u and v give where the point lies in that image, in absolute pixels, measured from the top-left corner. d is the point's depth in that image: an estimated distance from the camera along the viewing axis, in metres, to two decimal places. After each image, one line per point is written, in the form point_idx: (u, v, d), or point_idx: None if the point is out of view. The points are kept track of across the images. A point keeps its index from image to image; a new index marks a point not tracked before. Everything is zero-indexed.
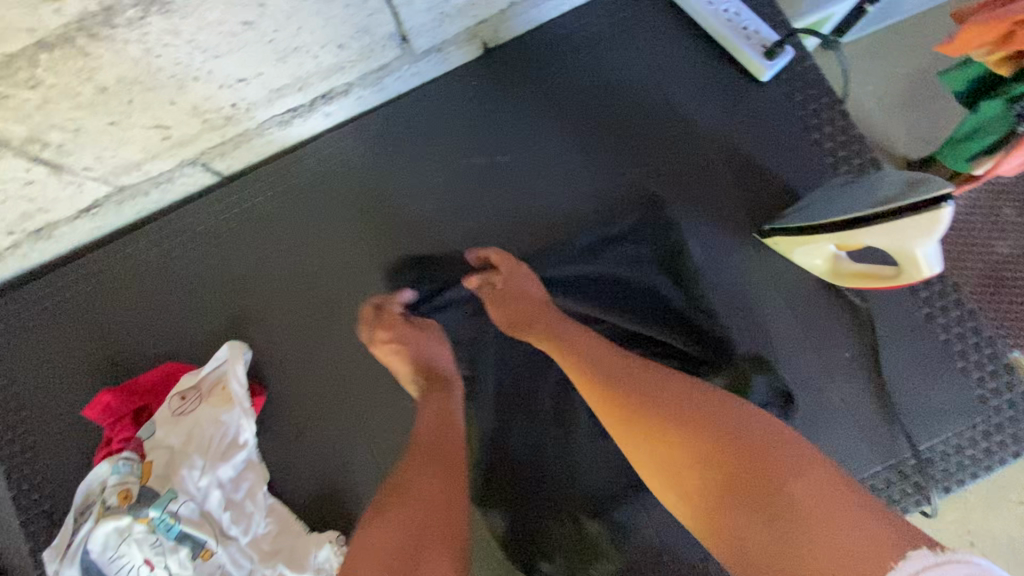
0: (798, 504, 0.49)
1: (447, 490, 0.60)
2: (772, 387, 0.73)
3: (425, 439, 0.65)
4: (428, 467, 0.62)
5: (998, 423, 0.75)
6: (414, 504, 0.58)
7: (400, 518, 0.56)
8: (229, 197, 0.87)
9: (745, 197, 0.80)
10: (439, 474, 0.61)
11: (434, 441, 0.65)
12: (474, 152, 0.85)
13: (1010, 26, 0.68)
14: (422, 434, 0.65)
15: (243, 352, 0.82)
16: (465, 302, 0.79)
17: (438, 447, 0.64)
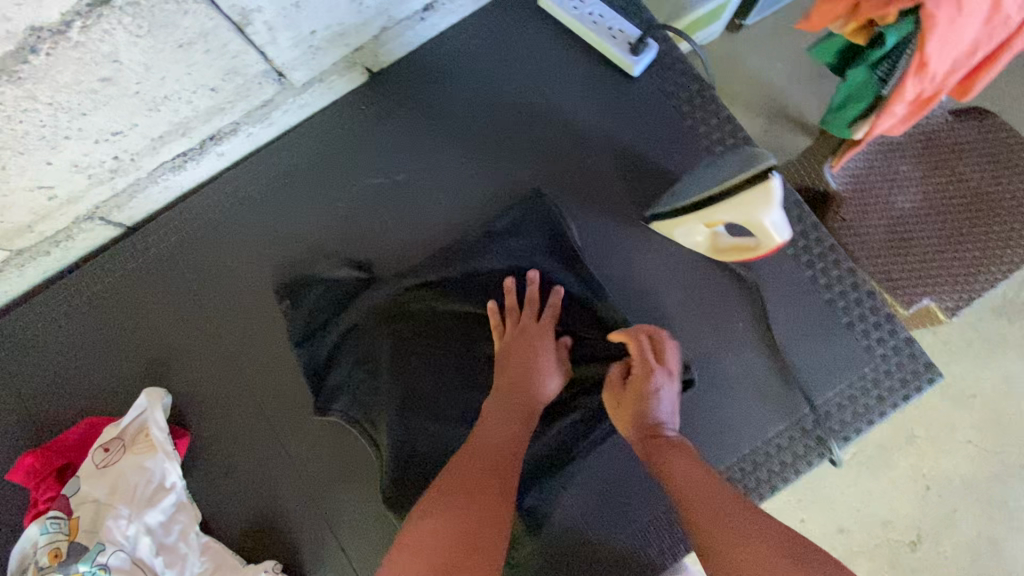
0: None
1: (495, 501, 0.62)
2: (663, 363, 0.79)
3: (492, 445, 0.69)
4: (487, 477, 0.64)
5: (887, 370, 0.80)
6: (471, 514, 0.59)
7: (450, 514, 0.59)
8: (135, 246, 0.88)
9: (628, 187, 0.86)
10: (492, 488, 0.64)
11: (498, 456, 0.68)
12: (373, 174, 0.89)
13: None
14: (485, 446, 0.69)
15: (162, 398, 0.83)
16: (374, 313, 0.83)
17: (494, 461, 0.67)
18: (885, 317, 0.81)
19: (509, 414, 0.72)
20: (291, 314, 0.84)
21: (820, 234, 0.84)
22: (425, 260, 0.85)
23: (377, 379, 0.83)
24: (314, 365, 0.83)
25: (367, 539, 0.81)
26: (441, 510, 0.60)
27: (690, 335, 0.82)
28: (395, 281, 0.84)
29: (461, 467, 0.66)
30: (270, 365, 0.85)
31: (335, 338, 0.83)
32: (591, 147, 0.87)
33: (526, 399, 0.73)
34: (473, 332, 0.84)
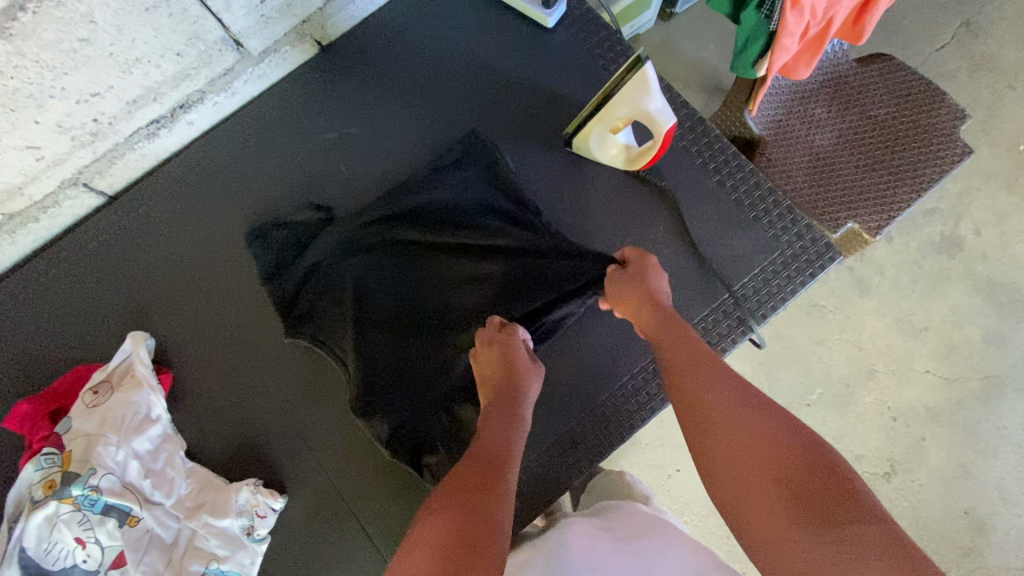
0: (848, 523, 0.56)
1: (494, 498, 0.64)
2: (594, 265, 0.90)
3: (490, 450, 0.71)
4: (485, 473, 0.67)
5: (793, 254, 0.90)
6: (471, 508, 0.62)
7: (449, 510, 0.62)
8: (116, 211, 0.98)
9: (551, 121, 0.98)
10: (488, 479, 0.67)
11: (493, 449, 0.71)
12: (327, 130, 1.00)
13: None
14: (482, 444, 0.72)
15: (146, 340, 0.91)
16: (333, 248, 0.93)
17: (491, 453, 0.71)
18: (786, 209, 0.91)
19: (507, 414, 0.76)
20: (262, 253, 0.94)
21: (722, 144, 0.95)
22: (379, 198, 0.95)
23: (340, 307, 0.91)
24: (283, 297, 0.93)
25: (340, 450, 0.88)
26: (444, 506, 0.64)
27: (617, 242, 0.92)
28: (351, 218, 0.94)
29: (459, 473, 0.68)
30: (242, 304, 0.94)
31: (301, 272, 0.93)
32: (516, 91, 0.99)
33: (512, 392, 0.78)
34: (424, 257, 0.93)
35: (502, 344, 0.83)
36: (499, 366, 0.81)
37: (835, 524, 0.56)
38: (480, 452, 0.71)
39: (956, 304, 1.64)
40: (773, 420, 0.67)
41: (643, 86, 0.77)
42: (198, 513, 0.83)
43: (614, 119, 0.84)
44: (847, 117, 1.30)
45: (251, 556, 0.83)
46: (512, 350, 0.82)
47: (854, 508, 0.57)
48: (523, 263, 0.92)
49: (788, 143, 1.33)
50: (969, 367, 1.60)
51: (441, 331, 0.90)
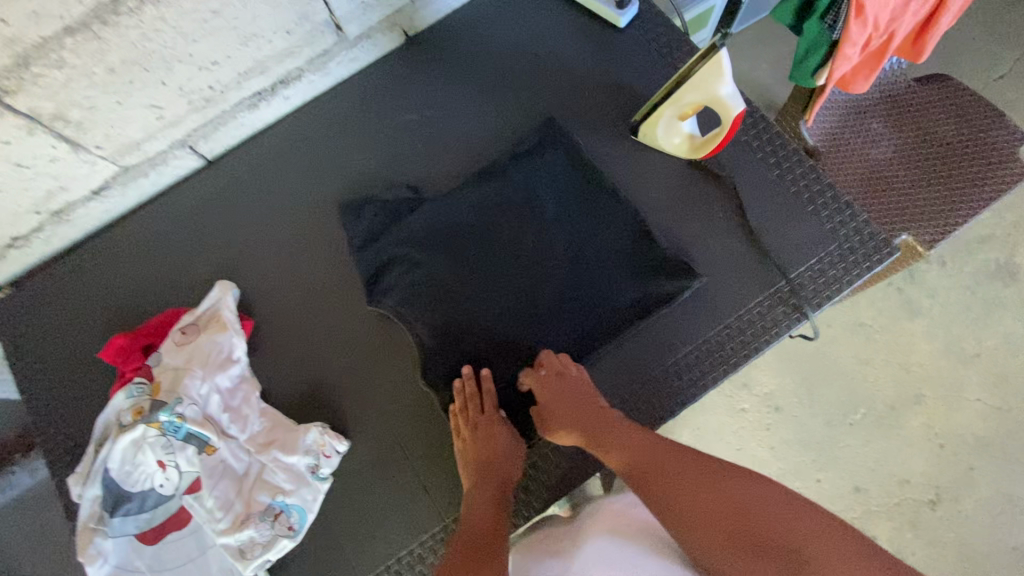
0: (804, 549, 0.60)
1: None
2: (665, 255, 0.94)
3: (477, 538, 0.74)
4: (477, 563, 0.69)
5: (851, 247, 0.92)
6: None
7: None
8: (214, 174, 1.08)
9: (619, 112, 1.04)
10: (482, 564, 0.69)
11: (482, 540, 0.74)
12: (406, 112, 1.08)
13: None
14: (471, 536, 0.75)
15: (231, 289, 0.99)
16: (420, 223, 0.99)
17: (482, 543, 0.73)
18: (845, 205, 0.94)
19: (489, 505, 0.80)
20: (352, 226, 1.01)
21: (783, 140, 0.98)
22: (463, 183, 1.02)
23: (421, 278, 0.96)
24: (370, 267, 0.98)
25: (403, 409, 0.93)
26: None
27: (677, 225, 0.96)
28: (442, 200, 1.00)
29: (454, 570, 0.69)
30: (329, 271, 1.00)
31: (390, 246, 0.98)
32: (586, 84, 1.06)
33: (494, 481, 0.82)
34: (507, 240, 0.97)
35: (484, 431, 0.85)
36: (480, 447, 0.84)
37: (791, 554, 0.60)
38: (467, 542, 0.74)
39: (1011, 332, 1.60)
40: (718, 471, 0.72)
41: (717, 73, 0.81)
42: (270, 449, 0.89)
43: (684, 105, 0.88)
44: (905, 134, 1.37)
45: (314, 493, 0.87)
46: (493, 429, 0.85)
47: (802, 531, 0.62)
48: (601, 252, 0.95)
49: (845, 153, 1.39)
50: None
51: (518, 312, 0.94)
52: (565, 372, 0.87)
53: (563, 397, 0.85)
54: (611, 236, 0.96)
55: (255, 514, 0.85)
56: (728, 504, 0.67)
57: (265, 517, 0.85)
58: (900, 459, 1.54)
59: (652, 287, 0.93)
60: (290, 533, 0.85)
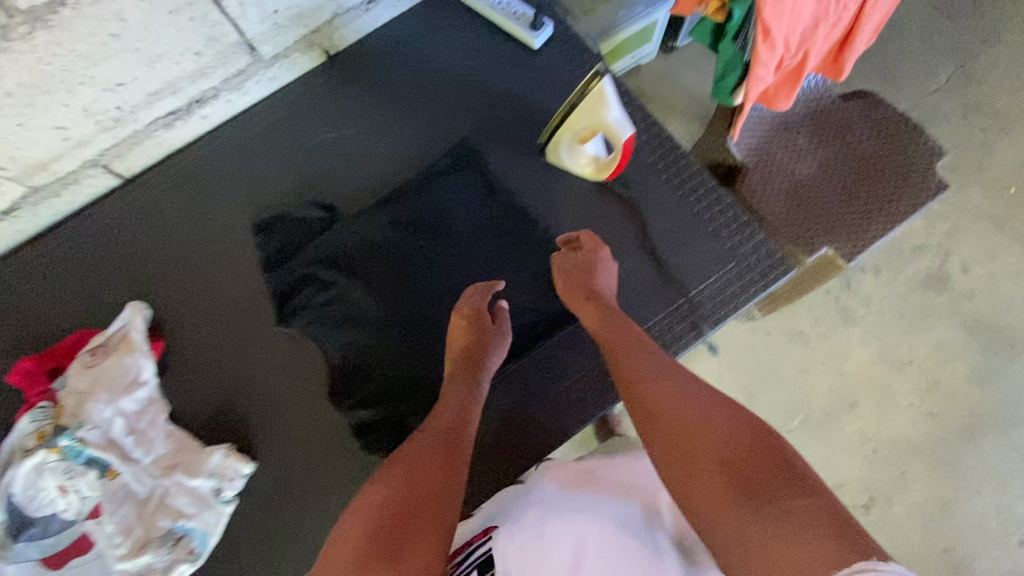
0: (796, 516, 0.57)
1: (442, 472, 0.72)
2: None
3: (446, 421, 0.80)
4: (438, 444, 0.75)
5: (748, 265, 0.95)
6: (416, 473, 0.70)
7: (394, 481, 0.70)
8: (131, 193, 1.07)
9: (532, 133, 1.06)
10: (439, 450, 0.75)
11: (451, 421, 0.79)
12: (325, 130, 1.09)
13: None
14: (442, 415, 0.81)
15: (142, 310, 0.98)
16: (333, 242, 1.00)
17: (450, 425, 0.79)
18: (745, 224, 0.97)
19: (466, 385, 0.85)
20: (264, 246, 1.01)
21: (689, 160, 1.01)
22: (376, 202, 1.03)
23: (332, 297, 0.97)
24: (280, 288, 0.98)
25: (311, 427, 0.93)
26: (395, 475, 0.71)
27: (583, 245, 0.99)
28: (356, 220, 1.01)
29: (415, 445, 0.75)
30: (239, 290, 0.99)
31: (301, 267, 0.99)
32: (502, 104, 1.08)
33: (472, 364, 0.87)
34: (418, 260, 0.99)
35: (486, 325, 0.90)
36: (478, 336, 0.89)
37: (784, 515, 0.57)
38: (436, 423, 0.80)
39: (941, 339, 1.65)
40: (719, 410, 0.70)
41: (603, 97, 0.93)
42: (173, 472, 0.89)
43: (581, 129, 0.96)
44: (827, 149, 1.41)
45: (217, 516, 0.87)
46: (479, 315, 0.90)
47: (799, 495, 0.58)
48: (507, 270, 0.99)
49: (771, 168, 1.41)
50: (951, 403, 1.61)
51: (427, 330, 0.96)
52: (598, 267, 0.92)
53: (591, 276, 0.91)
54: (517, 258, 1.00)
55: (155, 538, 0.85)
56: (701, 440, 0.67)
57: (165, 541, 0.85)
58: (834, 464, 1.57)
59: (552, 303, 0.98)
60: (191, 557, 0.86)
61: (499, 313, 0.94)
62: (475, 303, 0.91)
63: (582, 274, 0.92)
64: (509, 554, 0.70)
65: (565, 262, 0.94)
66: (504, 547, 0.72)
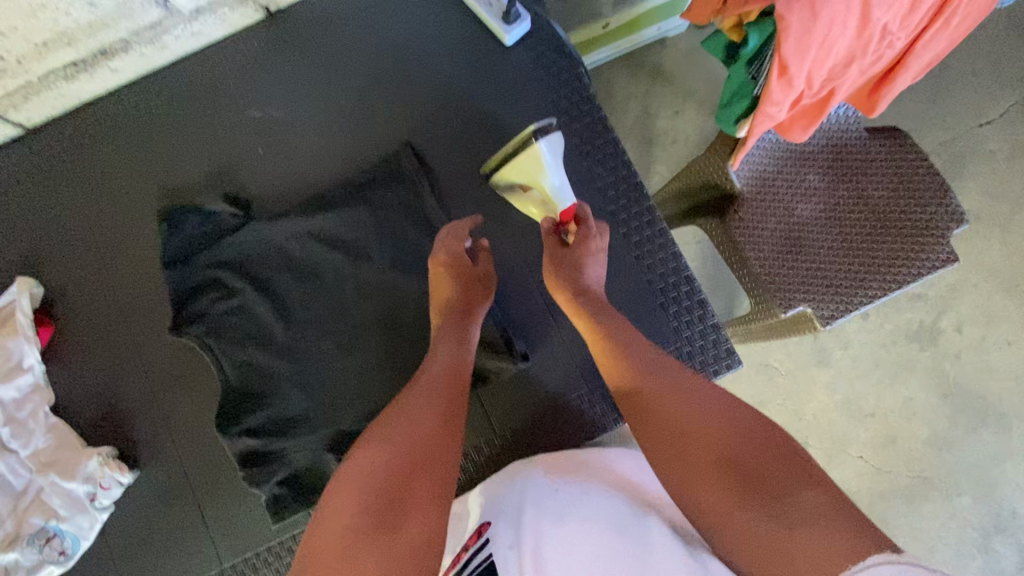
0: (800, 508, 0.51)
1: (437, 430, 0.66)
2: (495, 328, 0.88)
3: (433, 375, 0.73)
4: (433, 402, 0.70)
5: (690, 351, 0.84)
6: (406, 436, 0.65)
7: (388, 444, 0.65)
8: (31, 147, 0.96)
9: (484, 150, 0.91)
10: (431, 406, 0.69)
11: (437, 378, 0.73)
12: (252, 107, 0.95)
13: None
14: (429, 370, 0.74)
15: (32, 288, 0.90)
16: (245, 246, 0.90)
17: (436, 379, 0.73)
18: (697, 302, 0.85)
19: (455, 338, 0.78)
20: (166, 239, 0.90)
21: (654, 215, 0.87)
22: (299, 207, 0.91)
23: (234, 309, 0.89)
24: (180, 289, 0.89)
25: (195, 445, 0.87)
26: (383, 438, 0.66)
27: (516, 296, 0.89)
28: (270, 225, 0.90)
29: (404, 405, 0.70)
30: (140, 283, 0.91)
31: (206, 269, 0.90)
32: (457, 109, 0.93)
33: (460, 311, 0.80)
34: (333, 282, 0.89)
35: (475, 281, 0.82)
36: (462, 286, 0.81)
37: (788, 512, 0.51)
38: (427, 376, 0.73)
39: (910, 399, 1.49)
40: (721, 410, 0.63)
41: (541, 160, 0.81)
42: (48, 471, 0.84)
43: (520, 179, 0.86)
44: (836, 193, 1.24)
45: (90, 521, 0.85)
46: (462, 261, 0.82)
47: (797, 485, 0.53)
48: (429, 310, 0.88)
49: (768, 205, 1.26)
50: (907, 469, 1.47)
51: (330, 362, 0.87)
52: (581, 258, 0.79)
53: (575, 260, 0.79)
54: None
55: (22, 537, 0.82)
56: (705, 438, 0.60)
57: (34, 540, 0.82)
58: None
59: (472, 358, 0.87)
60: (61, 559, 0.83)
61: (479, 255, 0.86)
62: (452, 250, 0.82)
63: (564, 262, 0.80)
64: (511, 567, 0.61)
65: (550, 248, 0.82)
66: (504, 559, 0.62)
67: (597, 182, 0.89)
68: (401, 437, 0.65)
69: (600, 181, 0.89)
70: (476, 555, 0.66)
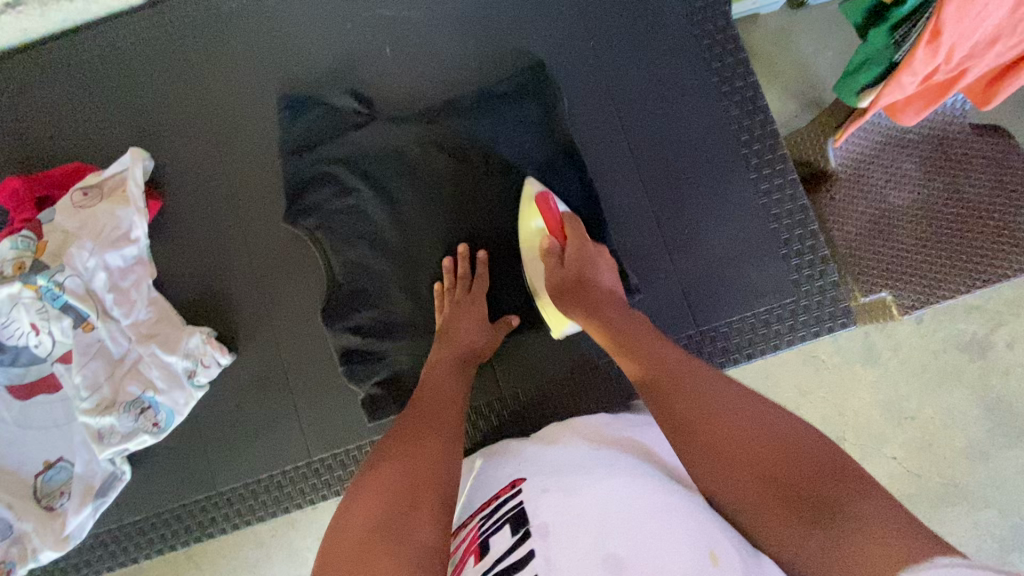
0: (858, 512, 0.42)
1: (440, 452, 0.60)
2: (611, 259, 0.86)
3: (432, 402, 0.68)
4: (433, 425, 0.64)
5: (807, 305, 0.84)
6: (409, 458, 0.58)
7: (389, 469, 0.57)
8: (152, 18, 0.93)
9: (619, 77, 0.89)
10: (431, 428, 0.63)
11: (437, 403, 0.68)
12: (383, 4, 0.92)
13: None
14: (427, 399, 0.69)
15: (144, 160, 0.89)
16: (364, 145, 0.88)
17: (436, 406, 0.68)
18: (820, 257, 0.84)
19: (455, 368, 0.74)
20: (287, 126, 0.89)
21: (786, 165, 0.86)
22: (423, 112, 0.89)
23: (348, 206, 0.88)
24: (295, 179, 0.88)
25: (296, 337, 0.87)
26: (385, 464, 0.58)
27: (637, 228, 0.86)
28: (394, 127, 0.89)
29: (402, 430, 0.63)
30: (253, 169, 0.90)
31: (324, 162, 0.88)
32: (595, 31, 0.90)
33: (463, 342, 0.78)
34: (451, 192, 0.88)
35: (477, 312, 0.80)
36: (464, 322, 0.79)
37: (842, 518, 0.42)
38: (424, 403, 0.68)
39: (955, 412, 1.30)
40: (749, 397, 0.54)
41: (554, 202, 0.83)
42: (149, 342, 0.84)
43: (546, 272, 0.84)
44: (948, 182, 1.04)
45: (186, 398, 0.85)
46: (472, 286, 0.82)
47: (847, 488, 0.44)
48: None
49: (859, 186, 1.07)
50: (963, 500, 1.26)
51: (439, 271, 0.86)
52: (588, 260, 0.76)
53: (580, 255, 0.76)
54: None
55: (120, 403, 0.83)
56: (723, 418, 0.52)
57: (130, 408, 0.83)
58: None
59: None
60: (154, 429, 0.84)
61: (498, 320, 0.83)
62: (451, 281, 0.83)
63: (576, 278, 0.74)
64: (544, 508, 0.51)
65: (553, 268, 0.77)
66: (536, 501, 0.52)
67: (733, 125, 0.87)
68: (394, 458, 0.58)
69: (736, 124, 0.87)
70: (506, 502, 0.57)
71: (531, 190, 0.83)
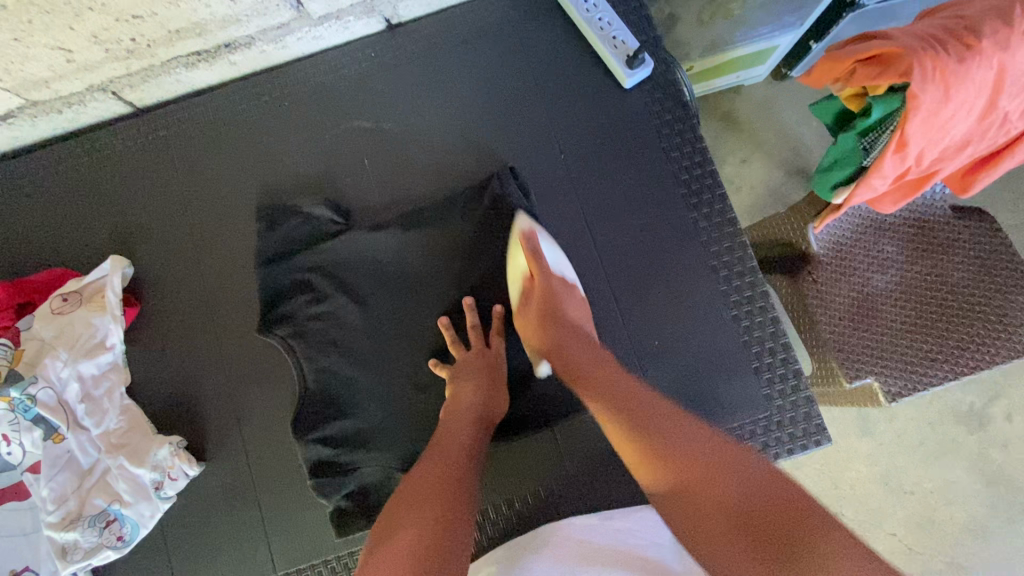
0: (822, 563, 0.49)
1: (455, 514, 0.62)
2: None
3: (448, 455, 0.70)
4: (451, 483, 0.66)
5: (781, 420, 0.82)
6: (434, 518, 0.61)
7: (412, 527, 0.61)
8: (141, 126, 0.96)
9: (590, 187, 0.90)
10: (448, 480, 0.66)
11: (453, 455, 0.70)
12: (362, 114, 0.95)
13: (850, 62, 0.77)
14: (444, 448, 0.71)
15: (124, 267, 0.90)
16: (339, 252, 0.90)
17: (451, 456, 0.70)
18: (792, 369, 0.84)
19: (465, 425, 0.74)
20: (264, 235, 0.91)
21: (755, 275, 0.87)
22: (398, 219, 0.91)
23: (322, 314, 0.88)
24: (271, 288, 0.89)
25: (266, 446, 0.87)
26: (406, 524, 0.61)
27: (609, 339, 0.85)
28: (370, 235, 0.90)
29: (420, 484, 0.66)
30: (231, 275, 0.92)
31: (299, 270, 0.89)
32: (567, 142, 0.92)
33: (473, 406, 0.76)
34: (424, 300, 0.88)
35: (491, 367, 0.81)
36: (478, 376, 0.79)
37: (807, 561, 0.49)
38: (442, 454, 0.70)
39: (956, 486, 1.22)
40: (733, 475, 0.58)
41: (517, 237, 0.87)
42: (117, 453, 0.83)
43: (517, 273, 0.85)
44: (939, 265, 0.90)
45: (152, 509, 0.83)
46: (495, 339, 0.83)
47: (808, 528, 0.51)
48: (516, 343, 0.86)
49: (843, 268, 0.93)
50: None
51: (409, 380, 0.86)
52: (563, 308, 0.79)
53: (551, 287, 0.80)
54: None
55: (84, 517, 0.80)
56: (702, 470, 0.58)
57: (94, 523, 0.80)
58: None
59: (557, 399, 0.85)
60: (118, 544, 0.81)
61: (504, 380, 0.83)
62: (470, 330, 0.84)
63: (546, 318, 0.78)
64: None
65: (525, 308, 0.82)
66: None
67: (702, 237, 0.88)
68: (414, 513, 0.62)
69: (704, 235, 0.88)
70: None
71: (520, 227, 0.86)
